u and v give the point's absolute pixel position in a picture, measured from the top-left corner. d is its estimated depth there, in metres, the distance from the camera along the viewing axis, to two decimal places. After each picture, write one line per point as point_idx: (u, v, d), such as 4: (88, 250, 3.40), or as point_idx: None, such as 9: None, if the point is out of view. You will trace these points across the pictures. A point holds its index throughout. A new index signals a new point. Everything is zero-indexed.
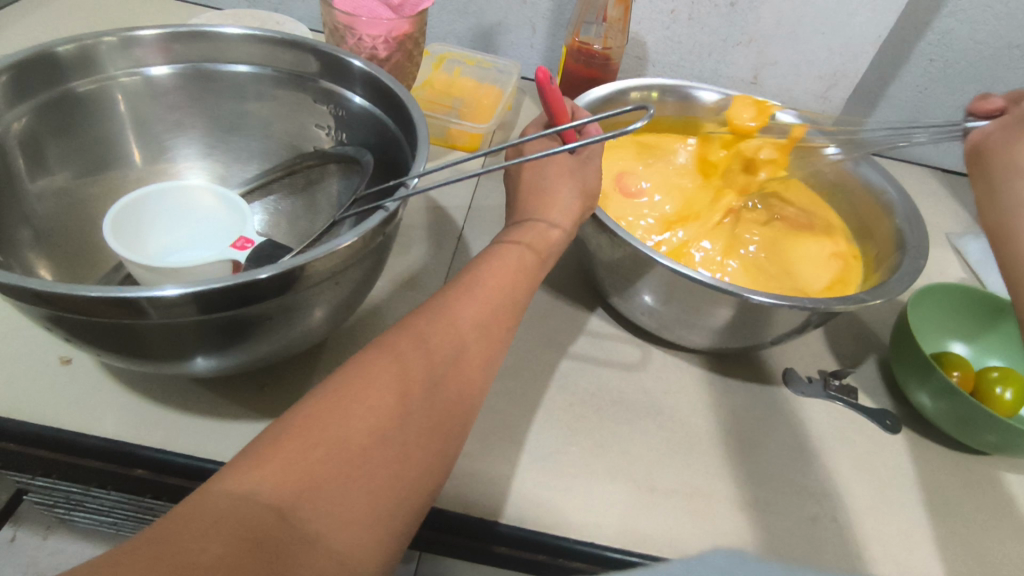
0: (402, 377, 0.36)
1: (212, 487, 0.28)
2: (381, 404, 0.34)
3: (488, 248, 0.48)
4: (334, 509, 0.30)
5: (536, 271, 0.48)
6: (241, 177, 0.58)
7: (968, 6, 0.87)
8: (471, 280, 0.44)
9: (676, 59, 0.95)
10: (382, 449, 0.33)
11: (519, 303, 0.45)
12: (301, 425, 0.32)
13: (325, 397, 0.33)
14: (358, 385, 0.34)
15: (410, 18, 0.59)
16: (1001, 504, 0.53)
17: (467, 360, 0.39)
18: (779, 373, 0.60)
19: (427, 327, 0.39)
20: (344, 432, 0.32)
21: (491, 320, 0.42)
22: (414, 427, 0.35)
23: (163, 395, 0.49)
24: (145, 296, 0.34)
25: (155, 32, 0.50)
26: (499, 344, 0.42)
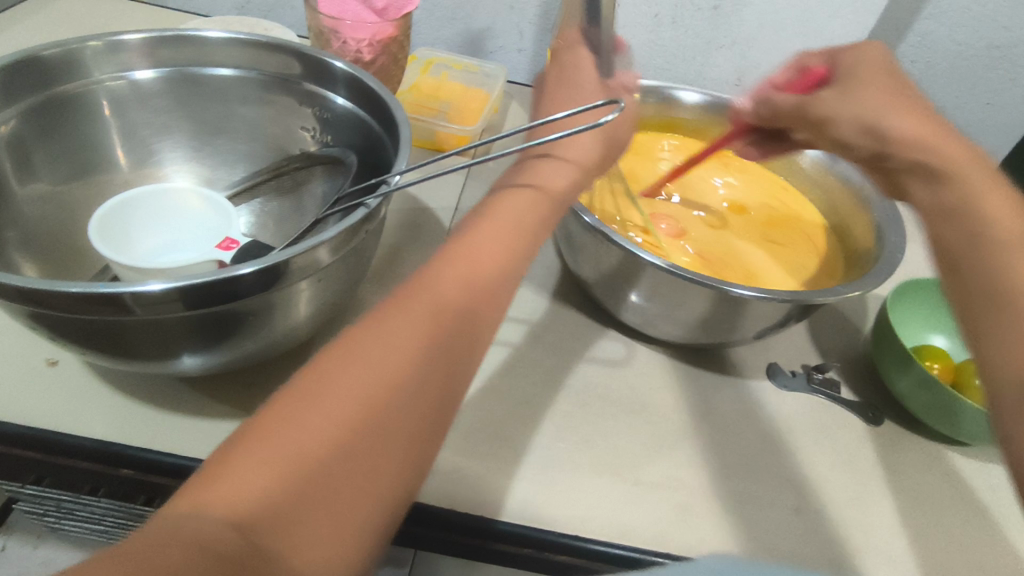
0: (373, 374, 0.32)
1: (164, 514, 0.26)
2: (344, 409, 0.30)
3: (494, 191, 0.43)
4: (297, 532, 0.27)
5: (550, 213, 0.42)
6: (227, 180, 0.59)
7: (947, 8, 0.89)
8: (463, 239, 0.38)
9: (662, 62, 0.96)
10: (347, 461, 0.29)
11: (529, 252, 0.40)
12: (254, 437, 0.29)
13: (280, 404, 0.30)
14: (317, 386, 0.31)
15: (394, 22, 0.60)
16: (983, 494, 0.53)
17: (452, 346, 0.35)
18: (764, 367, 0.61)
19: (403, 307, 0.35)
20: (301, 444, 0.29)
21: (484, 292, 0.37)
22: (385, 433, 0.31)
23: (150, 396, 0.49)
24: (129, 291, 0.35)
25: (139, 36, 0.51)
26: (489, 321, 0.37)
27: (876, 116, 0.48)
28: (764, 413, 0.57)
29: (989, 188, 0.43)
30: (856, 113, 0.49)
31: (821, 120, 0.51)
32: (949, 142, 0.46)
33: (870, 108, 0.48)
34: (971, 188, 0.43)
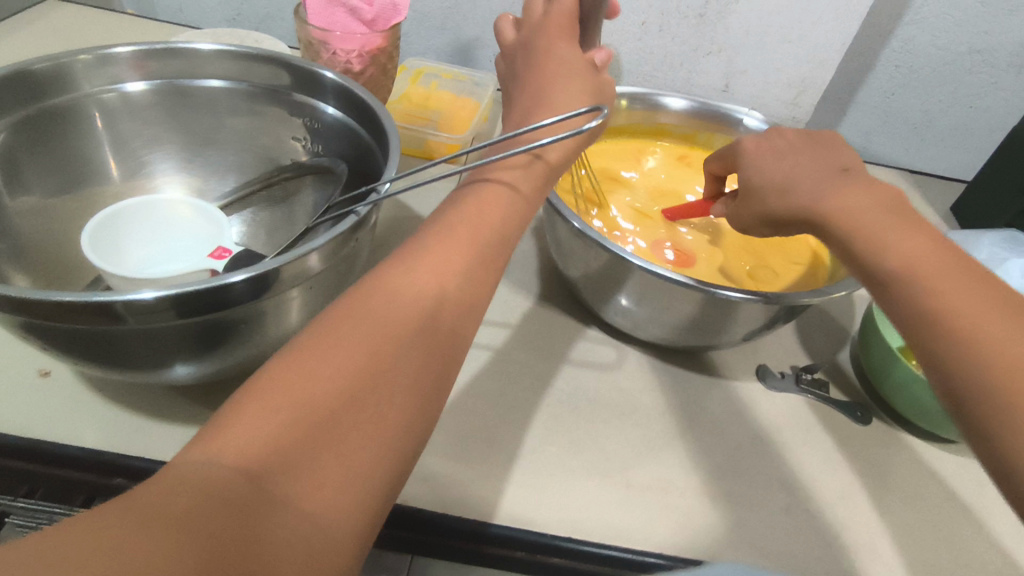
0: (374, 335, 0.34)
1: (178, 461, 0.28)
2: (349, 364, 0.33)
3: (470, 182, 0.44)
4: (306, 474, 0.29)
5: (522, 209, 0.44)
6: (218, 191, 0.59)
7: (928, 14, 0.91)
8: (448, 222, 0.41)
9: (649, 69, 0.97)
10: (353, 411, 0.31)
11: (508, 240, 0.43)
12: (265, 389, 0.31)
13: (288, 361, 0.32)
14: (320, 349, 0.33)
15: (383, 33, 0.61)
16: (971, 491, 0.54)
17: (446, 313, 0.37)
18: (753, 369, 0.62)
19: (397, 280, 0.37)
20: (309, 394, 0.31)
21: (473, 269, 0.39)
22: (388, 388, 0.33)
23: (142, 405, 0.49)
24: (122, 300, 0.35)
25: (130, 49, 0.51)
26: (480, 296, 0.40)
27: (788, 184, 0.51)
28: (754, 414, 0.57)
29: (891, 223, 0.45)
30: (769, 182, 0.52)
31: (744, 193, 0.53)
32: (845, 186, 0.48)
33: (778, 177, 0.52)
34: (879, 227, 0.45)
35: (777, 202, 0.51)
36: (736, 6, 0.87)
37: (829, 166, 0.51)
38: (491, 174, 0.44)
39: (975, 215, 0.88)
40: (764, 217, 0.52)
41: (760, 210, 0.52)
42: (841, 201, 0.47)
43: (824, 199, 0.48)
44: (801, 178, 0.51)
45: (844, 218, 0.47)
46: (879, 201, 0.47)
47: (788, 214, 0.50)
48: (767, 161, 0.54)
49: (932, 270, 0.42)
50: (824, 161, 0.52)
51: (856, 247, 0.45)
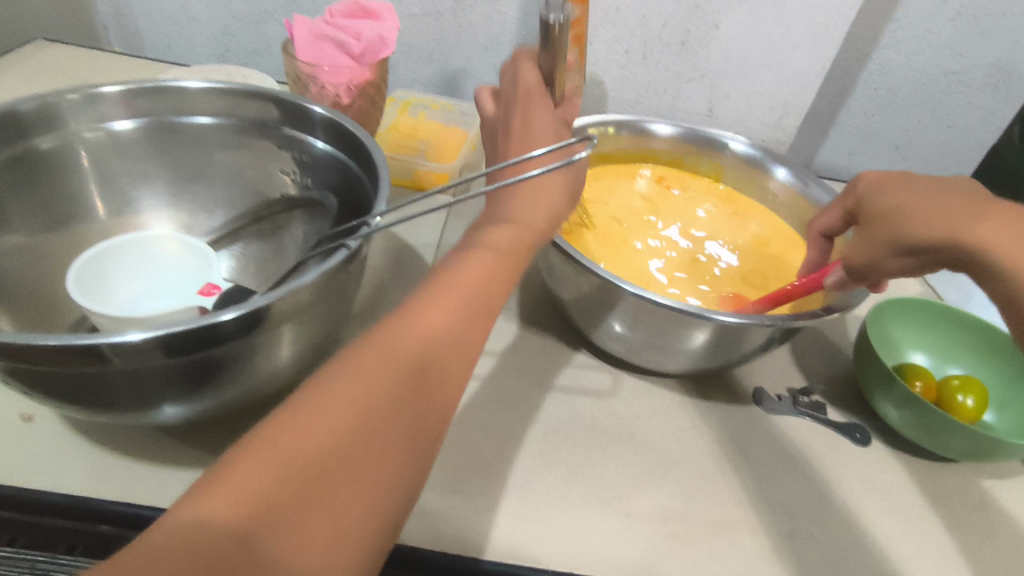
0: (370, 386, 0.34)
1: (165, 520, 0.27)
2: (344, 417, 0.32)
3: (466, 239, 0.45)
4: (295, 533, 0.28)
5: (519, 257, 0.44)
6: (207, 226, 0.59)
7: (903, 38, 0.93)
8: (445, 274, 0.41)
9: (634, 96, 0.99)
10: (347, 466, 0.31)
11: (502, 290, 0.43)
12: (258, 444, 0.30)
13: (282, 415, 0.32)
14: (315, 402, 0.33)
15: (371, 66, 0.62)
16: (974, 510, 0.53)
17: (442, 363, 0.37)
18: (749, 392, 0.61)
19: (395, 331, 0.37)
20: (301, 449, 0.30)
21: (468, 319, 0.39)
22: (383, 444, 0.33)
23: (129, 448, 0.48)
24: (107, 342, 0.35)
25: (118, 88, 0.51)
26: (475, 346, 0.40)
27: (921, 210, 0.49)
28: (752, 437, 0.57)
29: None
30: (896, 208, 0.51)
31: (876, 218, 0.52)
32: (990, 215, 0.46)
33: (912, 201, 0.50)
34: (1018, 261, 0.43)
35: (921, 226, 0.48)
36: (717, 33, 0.89)
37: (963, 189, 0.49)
38: (487, 234, 0.44)
39: None
40: (894, 242, 0.49)
41: (892, 235, 0.50)
42: (995, 230, 0.45)
43: (976, 227, 0.46)
44: (937, 200, 0.49)
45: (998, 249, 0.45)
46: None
47: (924, 242, 0.48)
48: (887, 188, 0.53)
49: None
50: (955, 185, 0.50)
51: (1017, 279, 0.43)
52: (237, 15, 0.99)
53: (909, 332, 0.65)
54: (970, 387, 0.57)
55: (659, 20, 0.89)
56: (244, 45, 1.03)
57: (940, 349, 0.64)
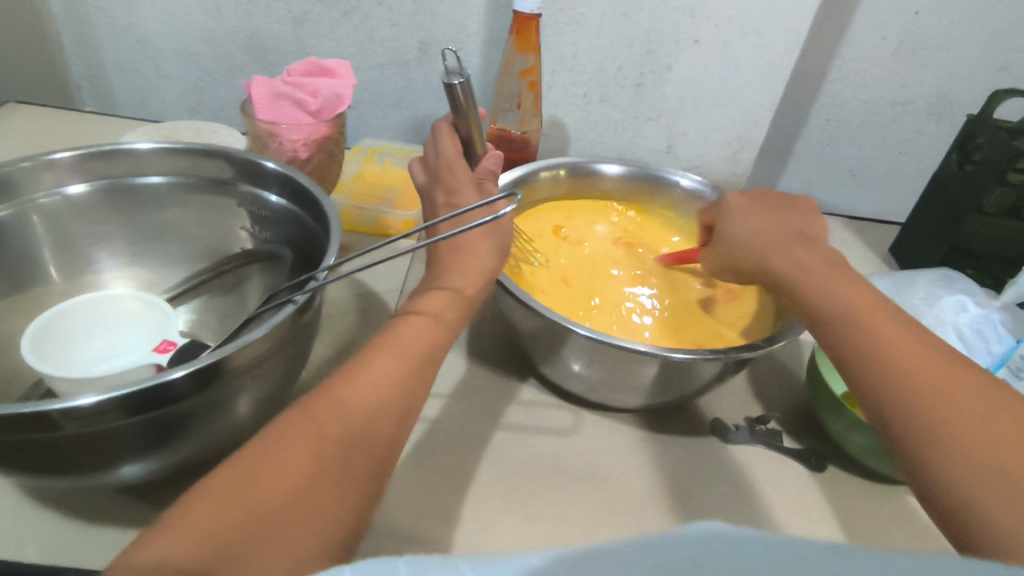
0: (321, 436, 0.37)
1: (130, 554, 0.29)
2: (297, 465, 0.35)
3: (406, 304, 0.48)
4: (253, 567, 0.30)
5: (456, 317, 0.48)
6: (167, 283, 0.60)
7: (848, 72, 0.98)
8: (389, 336, 0.45)
9: (595, 136, 1.02)
10: (300, 508, 0.34)
11: (440, 353, 0.46)
12: (217, 488, 0.33)
13: (238, 463, 0.35)
14: (270, 451, 0.35)
15: (328, 122, 0.64)
16: (929, 533, 0.54)
17: (387, 416, 0.41)
18: (708, 424, 0.62)
19: (344, 387, 0.40)
20: (259, 493, 0.33)
21: (413, 374, 0.43)
22: (329, 490, 0.36)
23: (84, 511, 0.48)
24: (58, 408, 0.36)
25: (70, 153, 0.53)
26: (417, 402, 0.43)
27: (750, 238, 0.56)
28: (711, 469, 0.58)
29: (838, 278, 0.50)
30: (734, 232, 0.58)
31: (720, 241, 0.59)
32: (830, 270, 0.51)
33: (747, 229, 0.57)
34: (817, 280, 0.50)
35: (744, 253, 0.56)
36: (669, 74, 0.93)
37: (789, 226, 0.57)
38: (420, 304, 0.47)
39: (913, 254, 0.93)
40: (733, 262, 0.57)
41: (727, 259, 0.58)
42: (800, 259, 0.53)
43: (780, 257, 0.53)
44: (761, 232, 0.56)
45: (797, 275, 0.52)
46: (868, 292, 0.49)
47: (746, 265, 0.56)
48: (731, 214, 0.60)
49: (863, 312, 0.47)
50: (788, 221, 0.57)
51: (808, 299, 0.50)
52: (208, 71, 1.02)
53: None
54: None
55: (614, 65, 0.93)
56: (215, 99, 1.05)
57: None
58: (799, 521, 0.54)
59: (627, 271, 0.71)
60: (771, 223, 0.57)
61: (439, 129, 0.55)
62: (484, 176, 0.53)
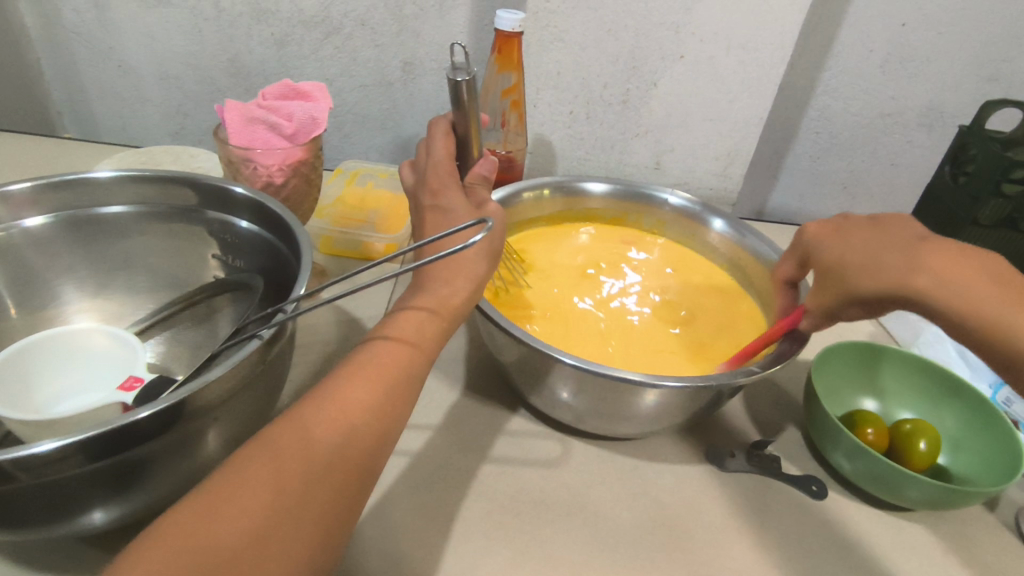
0: (282, 470, 0.34)
1: None
2: (255, 505, 0.33)
3: (380, 325, 0.45)
4: None
5: (437, 337, 0.44)
6: (137, 315, 0.57)
7: (837, 85, 0.97)
8: (364, 357, 0.41)
9: (583, 153, 1.01)
10: (256, 552, 0.32)
11: (420, 374, 0.42)
12: (165, 537, 0.31)
13: (192, 504, 0.32)
14: (228, 487, 0.33)
15: (304, 145, 0.62)
16: (935, 563, 0.52)
17: (359, 443, 0.37)
18: (704, 452, 0.59)
19: (311, 415, 0.37)
20: (210, 538, 0.31)
21: (388, 395, 0.40)
22: (293, 526, 0.33)
23: (46, 560, 0.46)
24: (9, 459, 0.33)
25: (28, 185, 0.51)
26: (394, 426, 0.40)
27: (864, 264, 0.50)
28: (706, 499, 0.55)
29: (995, 295, 0.46)
30: (842, 262, 0.51)
31: (831, 270, 0.52)
32: (928, 247, 0.49)
33: (860, 256, 0.50)
34: (970, 305, 0.46)
35: (867, 282, 0.49)
36: (656, 90, 0.92)
37: (903, 240, 0.51)
38: (393, 328, 0.43)
39: None
40: (854, 297, 0.49)
41: (853, 289, 0.49)
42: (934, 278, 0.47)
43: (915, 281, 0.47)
44: (876, 257, 0.50)
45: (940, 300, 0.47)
46: (957, 258, 0.49)
47: (876, 295, 0.49)
48: (837, 240, 0.54)
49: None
50: (894, 234, 0.52)
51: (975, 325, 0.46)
52: (189, 94, 1.00)
53: (857, 378, 0.65)
54: (921, 430, 0.56)
55: (600, 82, 0.92)
56: (197, 123, 1.04)
57: (890, 392, 0.64)
58: (801, 553, 0.51)
59: (615, 300, 0.68)
60: (875, 235, 0.52)
61: (436, 129, 0.51)
62: (477, 182, 0.50)
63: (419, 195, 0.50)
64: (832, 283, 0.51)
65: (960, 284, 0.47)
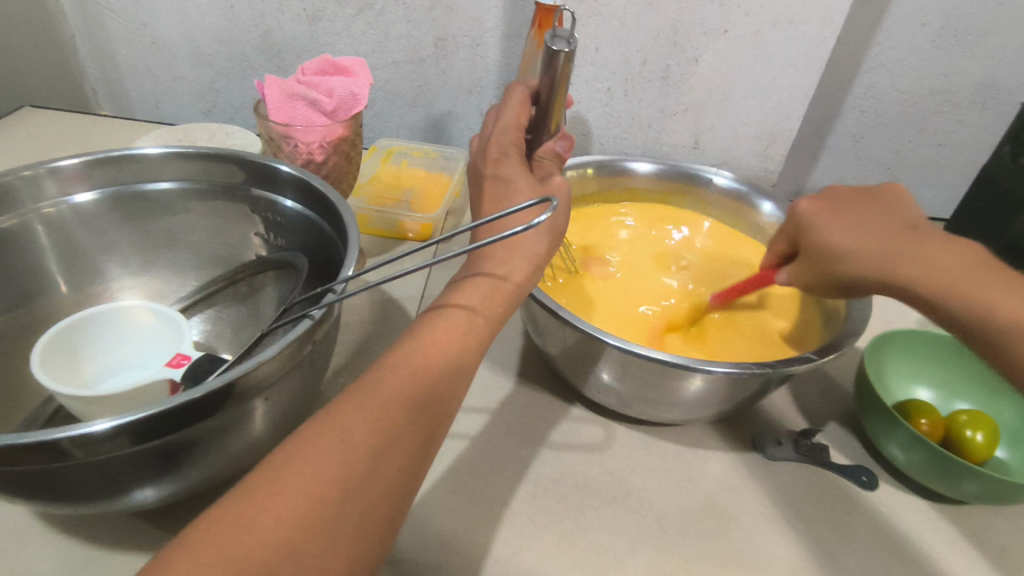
0: (321, 476, 0.32)
1: None
2: (290, 514, 0.31)
3: (431, 307, 0.43)
4: None
5: (489, 325, 0.43)
6: (180, 292, 0.58)
7: (886, 61, 0.93)
8: (408, 350, 0.39)
9: (619, 132, 0.98)
10: (291, 566, 0.30)
11: (466, 370, 0.41)
12: (196, 543, 0.29)
13: (226, 508, 0.30)
14: (263, 493, 0.31)
15: (344, 122, 0.61)
16: (995, 559, 0.50)
17: (399, 449, 0.35)
18: (749, 439, 0.58)
19: (353, 416, 0.35)
20: (243, 549, 0.29)
21: (429, 399, 0.38)
22: (330, 538, 0.31)
23: (98, 533, 0.47)
24: (65, 436, 0.33)
25: (77, 160, 0.51)
26: (437, 426, 0.38)
27: (857, 242, 0.50)
28: (754, 487, 0.54)
29: (986, 279, 0.46)
30: (840, 245, 0.50)
31: (813, 253, 0.52)
32: (923, 243, 0.48)
33: (859, 241, 0.50)
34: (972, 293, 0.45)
35: (854, 264, 0.49)
36: (696, 67, 0.89)
37: (903, 222, 0.51)
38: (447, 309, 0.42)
39: None
40: (836, 279, 0.50)
41: (830, 271, 0.51)
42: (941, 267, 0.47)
43: (904, 255, 0.48)
44: (876, 237, 0.50)
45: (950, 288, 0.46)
46: (956, 252, 0.48)
47: (864, 279, 0.49)
48: (832, 217, 0.52)
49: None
50: (891, 217, 0.52)
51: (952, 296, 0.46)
52: (221, 72, 1.00)
53: (909, 365, 0.63)
54: (978, 422, 0.54)
55: (638, 58, 0.89)
56: (229, 101, 1.03)
57: (944, 381, 0.62)
58: (850, 544, 0.50)
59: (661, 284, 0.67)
60: (856, 216, 0.52)
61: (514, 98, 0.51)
62: (547, 157, 0.50)
63: (479, 163, 0.50)
64: (807, 264, 0.53)
65: (957, 269, 0.47)
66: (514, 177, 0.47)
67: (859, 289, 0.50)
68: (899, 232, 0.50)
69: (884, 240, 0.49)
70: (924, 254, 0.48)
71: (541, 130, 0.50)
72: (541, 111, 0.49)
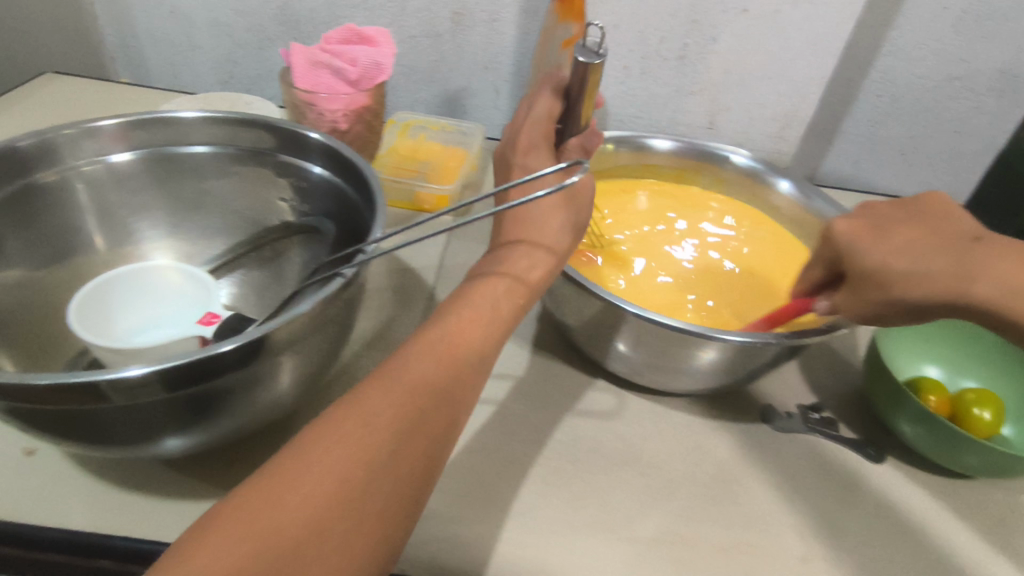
0: (349, 457, 0.33)
1: None
2: (319, 490, 0.31)
3: (460, 287, 0.45)
4: None
5: (517, 306, 0.44)
6: (207, 255, 0.59)
7: (905, 44, 0.93)
8: (434, 337, 0.40)
9: (635, 111, 0.99)
10: (320, 542, 0.30)
11: (487, 358, 0.42)
12: (229, 517, 0.29)
13: (258, 487, 0.31)
14: (294, 470, 0.32)
15: (367, 91, 0.62)
16: (993, 529, 0.52)
17: (425, 432, 0.36)
18: (758, 410, 0.60)
19: (380, 398, 0.36)
20: (274, 524, 0.29)
21: (452, 384, 0.38)
22: (359, 517, 0.32)
23: (128, 480, 0.49)
24: (105, 379, 0.35)
25: (115, 121, 0.52)
26: (459, 411, 0.39)
27: (914, 269, 0.47)
28: (761, 456, 0.56)
29: None
30: (886, 262, 0.48)
31: (866, 276, 0.48)
32: (988, 262, 0.46)
33: (918, 265, 0.47)
34: None
35: (915, 292, 0.47)
36: (715, 46, 0.89)
37: (962, 236, 0.49)
38: (473, 292, 0.44)
39: None
40: (902, 304, 0.47)
41: (889, 299, 0.47)
42: (998, 284, 0.46)
43: (976, 279, 0.46)
44: (933, 261, 0.47)
45: (1009, 304, 0.45)
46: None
47: (931, 304, 0.47)
48: (878, 239, 0.50)
49: None
50: (945, 234, 0.49)
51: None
52: (239, 43, 1.00)
53: (919, 344, 0.64)
54: (986, 399, 0.55)
55: (656, 36, 0.89)
56: (247, 72, 1.04)
57: (952, 360, 0.63)
58: (853, 512, 0.52)
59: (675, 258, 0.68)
60: (910, 236, 0.49)
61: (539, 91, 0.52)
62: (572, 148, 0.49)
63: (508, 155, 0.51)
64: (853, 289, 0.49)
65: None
66: (536, 152, 0.49)
67: (902, 312, 0.48)
68: (961, 253, 0.47)
69: (944, 261, 0.47)
70: (982, 270, 0.46)
71: (571, 121, 0.50)
72: (569, 104, 0.50)
